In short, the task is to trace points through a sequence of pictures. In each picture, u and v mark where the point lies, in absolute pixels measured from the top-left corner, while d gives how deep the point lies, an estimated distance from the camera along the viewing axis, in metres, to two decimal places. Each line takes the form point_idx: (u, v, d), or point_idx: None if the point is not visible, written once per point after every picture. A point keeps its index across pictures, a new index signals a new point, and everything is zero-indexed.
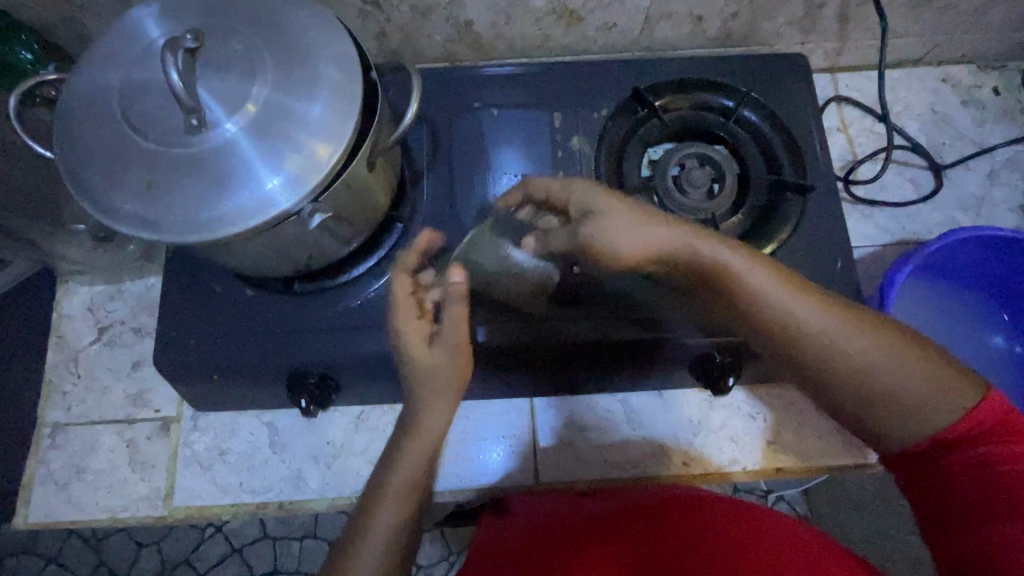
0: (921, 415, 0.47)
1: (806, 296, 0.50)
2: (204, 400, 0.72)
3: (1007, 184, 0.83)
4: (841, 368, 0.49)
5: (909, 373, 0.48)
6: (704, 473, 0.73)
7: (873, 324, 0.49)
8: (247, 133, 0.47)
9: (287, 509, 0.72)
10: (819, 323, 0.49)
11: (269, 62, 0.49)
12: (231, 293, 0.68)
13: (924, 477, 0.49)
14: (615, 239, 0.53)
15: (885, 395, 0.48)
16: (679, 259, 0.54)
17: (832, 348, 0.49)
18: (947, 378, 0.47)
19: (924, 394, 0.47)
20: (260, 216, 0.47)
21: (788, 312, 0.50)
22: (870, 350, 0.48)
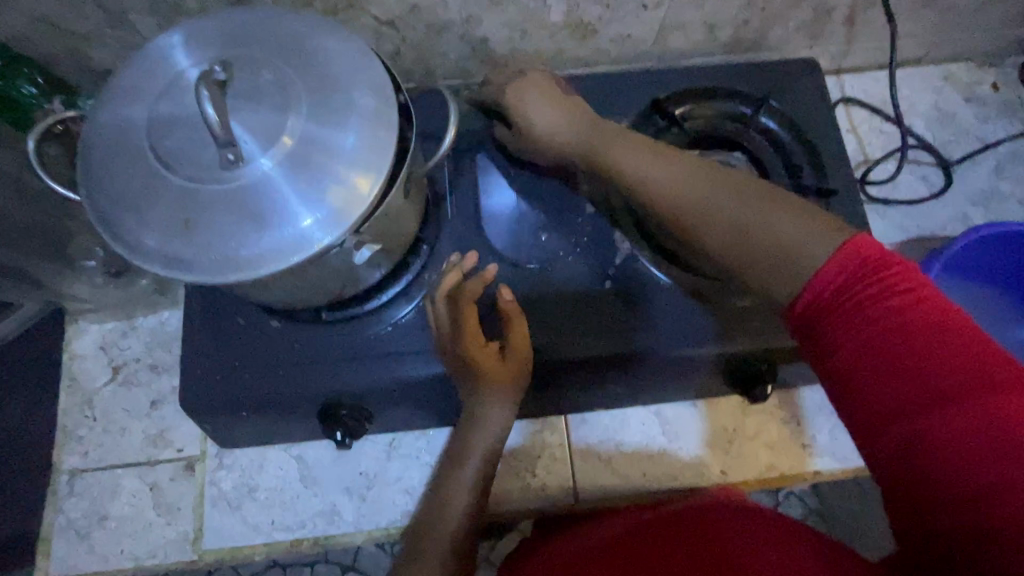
0: (797, 260, 0.42)
1: (690, 176, 0.51)
2: (231, 437, 0.69)
3: (1013, 177, 0.85)
4: (722, 229, 0.47)
5: (787, 223, 0.44)
6: (743, 480, 0.73)
7: (780, 204, 0.46)
8: (283, 166, 0.46)
9: (322, 545, 0.70)
10: (675, 185, 0.51)
11: (302, 91, 0.48)
12: (257, 326, 0.66)
13: (823, 373, 0.41)
14: (534, 114, 0.64)
15: (764, 259, 0.45)
16: (582, 133, 0.61)
17: (704, 209, 0.49)
18: (817, 227, 0.43)
19: (800, 240, 0.43)
20: (302, 252, 0.45)
21: (675, 189, 0.51)
22: (767, 220, 0.45)
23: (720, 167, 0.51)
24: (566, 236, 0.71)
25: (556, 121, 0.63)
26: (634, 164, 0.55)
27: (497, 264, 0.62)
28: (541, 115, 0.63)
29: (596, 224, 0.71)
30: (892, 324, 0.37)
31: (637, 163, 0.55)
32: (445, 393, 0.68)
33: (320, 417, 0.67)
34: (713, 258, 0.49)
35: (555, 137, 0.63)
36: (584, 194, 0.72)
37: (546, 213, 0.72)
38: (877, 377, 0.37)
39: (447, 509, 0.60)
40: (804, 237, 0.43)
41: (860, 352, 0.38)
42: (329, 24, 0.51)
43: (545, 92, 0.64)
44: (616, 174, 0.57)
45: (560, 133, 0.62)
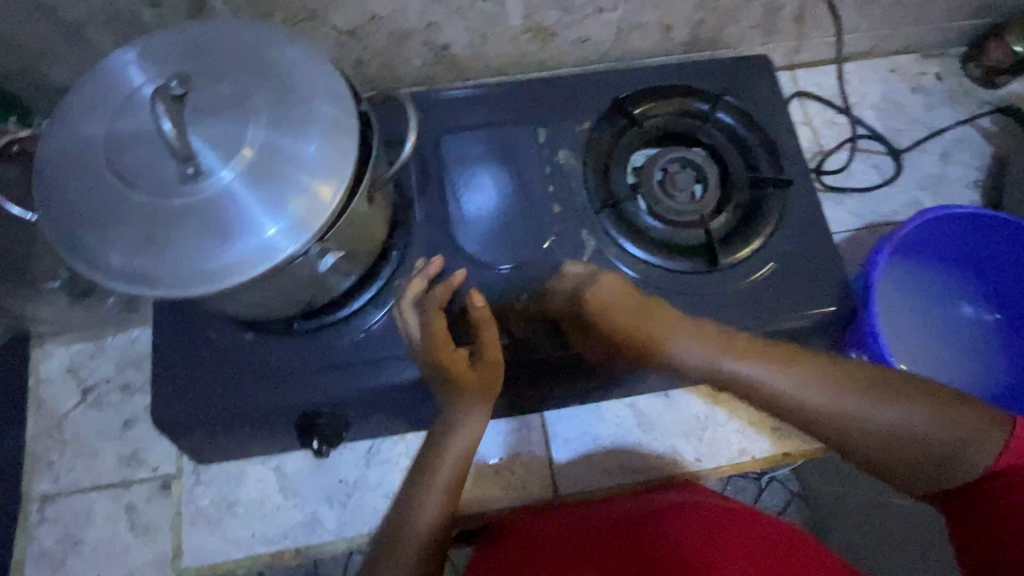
0: (953, 466, 0.51)
1: (842, 386, 0.54)
2: (206, 452, 0.69)
3: (960, 162, 0.89)
4: (903, 448, 0.52)
5: (918, 417, 0.51)
6: (717, 466, 0.75)
7: (884, 394, 0.53)
8: (245, 178, 0.46)
9: (304, 556, 0.69)
10: (832, 404, 0.53)
11: (261, 103, 0.48)
12: (229, 339, 0.66)
13: (949, 491, 0.53)
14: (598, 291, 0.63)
15: (928, 454, 0.51)
16: (717, 357, 0.57)
17: (875, 428, 0.52)
18: (970, 415, 0.51)
19: (932, 435, 0.51)
20: (266, 262, 0.46)
21: (850, 410, 0.52)
22: (890, 421, 0.52)
23: (862, 379, 0.54)
24: (534, 236, 0.72)
25: (687, 343, 0.58)
26: (797, 390, 0.54)
27: (464, 271, 0.64)
28: (603, 280, 0.63)
29: (564, 223, 0.72)
30: (1013, 499, 0.51)
31: (759, 371, 0.55)
32: (421, 397, 0.68)
33: (296, 428, 0.67)
34: (857, 452, 0.54)
35: (710, 362, 0.57)
36: (551, 194, 0.73)
37: (514, 215, 0.73)
38: (994, 509, 0.51)
39: (418, 510, 0.55)
40: (965, 443, 0.51)
41: (1007, 498, 0.51)
42: (286, 35, 0.52)
43: (615, 289, 0.62)
44: (709, 362, 0.57)
45: (706, 368, 0.57)
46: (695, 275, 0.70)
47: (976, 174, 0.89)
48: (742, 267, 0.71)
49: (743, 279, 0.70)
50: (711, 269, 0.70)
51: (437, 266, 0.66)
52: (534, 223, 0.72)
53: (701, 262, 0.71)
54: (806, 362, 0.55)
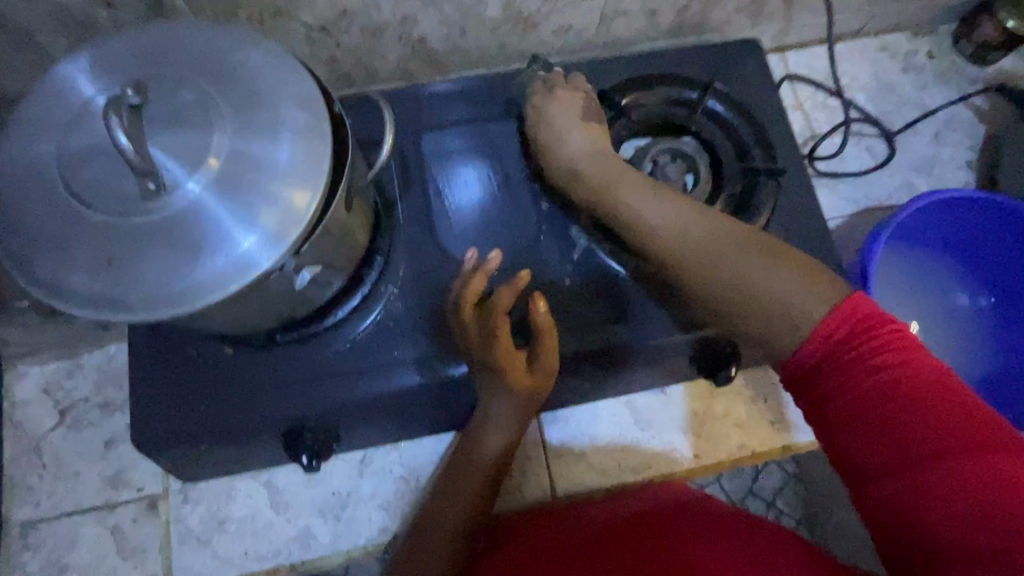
0: (793, 313, 0.48)
1: (725, 239, 0.55)
2: (192, 471, 0.67)
3: (952, 142, 0.88)
4: (731, 296, 0.53)
5: (788, 279, 0.50)
6: (717, 462, 0.74)
7: (776, 258, 0.52)
8: (212, 191, 0.43)
9: (299, 571, 0.68)
10: (697, 239, 0.56)
11: (225, 110, 0.45)
12: (209, 354, 0.64)
13: (810, 404, 0.46)
14: (564, 129, 0.66)
15: (763, 308, 0.50)
16: (597, 162, 0.64)
17: (749, 275, 0.52)
18: (815, 281, 0.49)
19: (796, 299, 0.49)
20: (239, 279, 0.43)
21: (713, 255, 0.54)
22: (781, 290, 0.50)
23: (732, 227, 0.56)
24: (522, 235, 0.70)
25: (650, 199, 0.60)
26: (711, 250, 0.55)
27: (527, 272, 0.60)
28: (565, 128, 0.66)
29: (552, 221, 0.70)
30: (890, 383, 0.42)
31: (644, 203, 0.60)
32: (413, 405, 0.66)
33: (284, 442, 0.65)
34: (704, 295, 0.55)
35: (650, 219, 0.59)
36: (538, 191, 0.71)
37: (501, 213, 0.70)
38: (920, 433, 0.40)
39: (448, 511, 0.61)
40: (812, 302, 0.48)
41: (847, 403, 0.43)
42: (249, 36, 0.49)
43: (565, 98, 0.68)
44: (660, 220, 0.59)
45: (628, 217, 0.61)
46: None
47: (968, 154, 0.87)
48: None
49: None
50: None
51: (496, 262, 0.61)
52: (522, 222, 0.70)
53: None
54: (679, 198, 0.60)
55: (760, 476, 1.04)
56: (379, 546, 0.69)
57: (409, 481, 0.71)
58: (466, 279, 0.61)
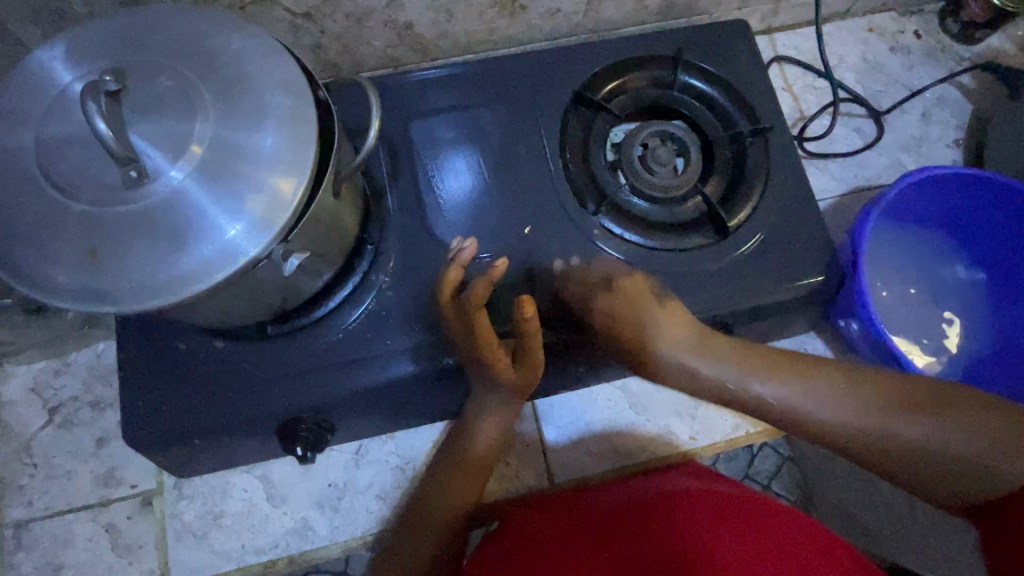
0: (984, 465, 0.50)
1: (842, 397, 0.55)
2: (186, 466, 0.66)
3: (940, 121, 0.88)
4: (933, 465, 0.51)
5: (920, 428, 0.52)
6: (713, 443, 0.75)
7: (910, 400, 0.53)
8: (196, 179, 0.43)
9: (298, 563, 0.68)
10: (830, 412, 0.54)
11: (207, 96, 0.44)
12: (200, 348, 0.63)
13: (983, 514, 0.52)
14: (662, 330, 0.61)
15: (930, 465, 0.51)
16: (641, 319, 0.61)
17: (909, 441, 0.52)
18: (988, 425, 0.50)
19: (962, 450, 0.50)
20: (227, 268, 0.42)
21: (899, 431, 0.52)
22: (917, 432, 0.51)
23: (841, 369, 0.57)
24: (515, 220, 0.69)
25: (769, 388, 0.57)
26: (870, 426, 0.53)
27: (506, 260, 0.54)
28: (657, 327, 0.61)
29: (544, 206, 0.70)
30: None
31: (716, 369, 0.59)
32: (409, 394, 0.66)
33: (279, 435, 0.65)
34: (847, 453, 0.55)
35: (783, 406, 0.56)
36: (529, 176, 0.71)
37: (493, 200, 0.70)
38: None
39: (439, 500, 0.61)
40: (986, 448, 0.50)
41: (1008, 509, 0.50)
42: (229, 19, 0.48)
43: (630, 296, 0.62)
44: (786, 400, 0.56)
45: (726, 391, 0.59)
46: (710, 247, 0.69)
47: (956, 132, 0.88)
48: (729, 240, 0.69)
49: (730, 253, 0.69)
50: (723, 237, 0.69)
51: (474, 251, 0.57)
52: (514, 209, 0.70)
53: (707, 234, 0.69)
54: (752, 352, 0.60)
55: (755, 458, 1.05)
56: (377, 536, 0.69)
57: (406, 471, 0.71)
58: (445, 269, 0.58)
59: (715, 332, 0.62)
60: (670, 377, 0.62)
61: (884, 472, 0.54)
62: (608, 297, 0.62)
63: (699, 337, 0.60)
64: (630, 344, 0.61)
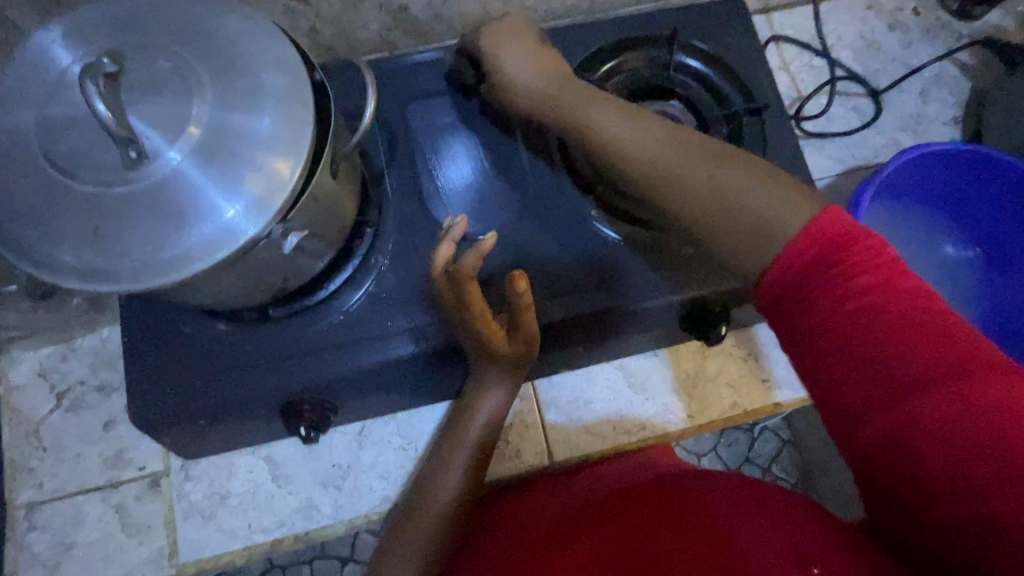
0: (770, 234, 0.44)
1: (736, 165, 0.49)
2: (192, 448, 0.67)
3: (938, 99, 0.88)
4: (736, 225, 0.46)
5: (768, 199, 0.46)
6: (710, 420, 0.75)
7: (750, 168, 0.48)
8: (195, 159, 0.43)
9: (303, 541, 0.69)
10: (650, 152, 0.53)
11: (204, 77, 0.45)
12: (204, 331, 0.64)
13: (816, 367, 0.40)
14: (512, 62, 0.63)
15: (750, 222, 0.46)
16: (557, 97, 0.61)
17: (724, 197, 0.47)
18: (791, 192, 0.46)
19: (771, 220, 0.45)
20: (227, 247, 0.43)
21: (717, 184, 0.48)
22: (759, 203, 0.46)
23: (727, 149, 0.51)
24: (513, 202, 0.70)
25: (624, 121, 0.56)
26: (679, 184, 0.50)
27: (494, 233, 0.52)
28: (510, 58, 0.63)
29: (541, 188, 0.70)
30: (889, 330, 0.37)
31: (606, 118, 0.57)
32: (410, 375, 0.67)
33: (282, 416, 0.66)
34: (673, 211, 0.51)
35: (613, 136, 0.55)
36: (526, 158, 0.71)
37: (491, 181, 0.70)
38: (908, 357, 0.36)
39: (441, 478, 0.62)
40: (792, 221, 0.44)
41: (861, 329, 0.38)
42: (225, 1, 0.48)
43: (580, 88, 0.60)
44: (628, 141, 0.54)
45: (597, 141, 0.57)
46: None
47: (953, 110, 0.88)
48: None
49: None
50: None
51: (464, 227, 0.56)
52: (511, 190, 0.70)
53: None
54: (632, 109, 0.57)
55: None
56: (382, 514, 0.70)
57: (408, 451, 0.72)
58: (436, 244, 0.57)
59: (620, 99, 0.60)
60: (580, 133, 0.58)
61: (714, 254, 0.49)
62: (490, 28, 0.65)
63: (601, 104, 0.58)
64: (550, 100, 0.61)
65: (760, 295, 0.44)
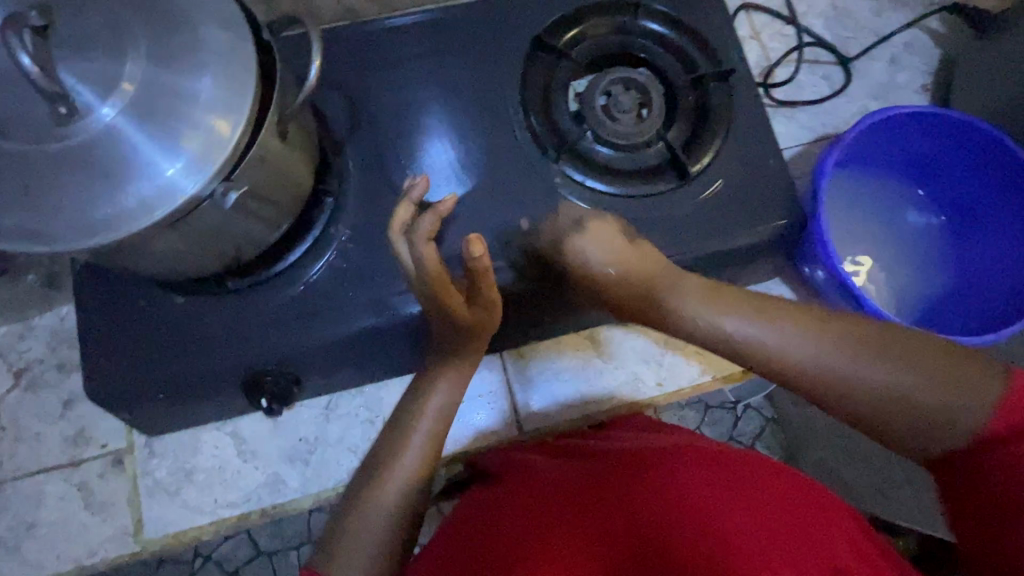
0: (949, 425, 0.42)
1: (877, 355, 0.44)
2: (154, 424, 0.66)
3: (908, 67, 0.87)
4: (876, 401, 0.44)
5: (966, 405, 0.42)
6: (679, 389, 0.76)
7: (917, 353, 0.44)
8: (130, 116, 0.42)
9: (270, 515, 0.69)
10: (812, 358, 0.46)
11: (138, 31, 0.43)
12: (161, 304, 0.63)
13: (976, 507, 0.43)
14: (590, 248, 0.56)
15: (918, 413, 0.43)
16: (638, 292, 0.55)
17: (853, 385, 0.44)
18: (963, 374, 0.43)
19: (955, 410, 0.42)
20: (166, 206, 0.42)
21: (851, 371, 0.45)
22: (879, 380, 0.44)
23: (864, 327, 0.46)
24: (477, 172, 0.69)
25: (740, 323, 0.49)
26: (816, 365, 0.45)
27: (452, 196, 0.55)
28: (596, 246, 0.56)
29: (506, 156, 0.69)
30: None
31: (739, 325, 0.49)
32: (374, 346, 0.66)
33: (244, 389, 0.65)
34: (834, 416, 0.47)
35: (735, 334, 0.49)
36: (490, 127, 0.70)
37: (455, 150, 0.69)
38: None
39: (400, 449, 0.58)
40: (963, 403, 0.42)
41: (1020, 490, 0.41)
42: None
43: (603, 229, 0.57)
44: (750, 340, 0.48)
45: (720, 347, 0.50)
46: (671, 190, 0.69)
47: (924, 79, 0.87)
48: (692, 186, 0.69)
49: (693, 198, 0.69)
50: (685, 181, 0.69)
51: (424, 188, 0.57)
52: (475, 159, 0.69)
53: (670, 178, 0.69)
54: (710, 283, 0.53)
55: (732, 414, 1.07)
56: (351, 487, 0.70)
57: (376, 424, 0.72)
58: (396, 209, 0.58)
59: (724, 285, 0.53)
60: (665, 326, 0.54)
61: (874, 437, 0.46)
62: (573, 228, 0.58)
63: (677, 283, 0.53)
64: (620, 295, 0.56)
65: (922, 460, 0.45)
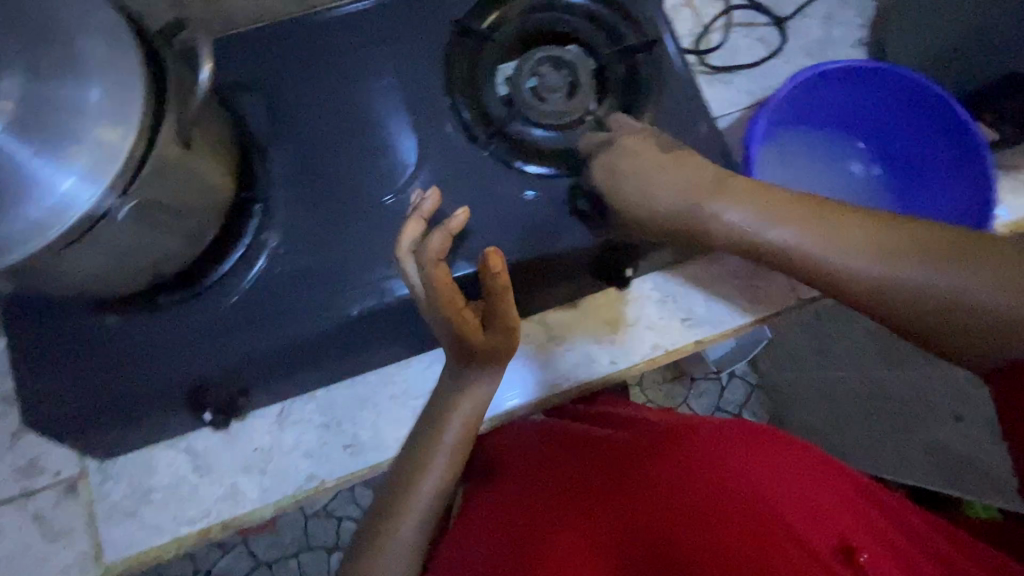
0: (985, 314, 0.51)
1: (954, 251, 0.53)
2: (104, 447, 0.66)
3: (842, 23, 0.86)
4: (929, 305, 0.53)
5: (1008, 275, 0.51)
6: (634, 365, 0.76)
7: (955, 245, 0.53)
8: (12, 135, 0.41)
9: (233, 526, 0.69)
10: (879, 263, 0.55)
11: (11, 45, 0.42)
12: (96, 327, 0.62)
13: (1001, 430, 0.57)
14: (647, 159, 0.63)
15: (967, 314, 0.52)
16: (683, 222, 0.63)
17: (908, 283, 0.53)
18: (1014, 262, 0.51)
19: (986, 298, 0.51)
20: (61, 224, 0.41)
21: (907, 278, 0.53)
22: (924, 275, 0.53)
23: (912, 228, 0.55)
24: (407, 164, 0.67)
25: (790, 233, 0.58)
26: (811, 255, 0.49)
27: (463, 209, 0.57)
28: (666, 177, 0.63)
29: (435, 147, 0.68)
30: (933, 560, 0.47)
31: (788, 235, 0.58)
32: (318, 351, 0.65)
33: (190, 402, 0.64)
34: (879, 316, 0.56)
35: (797, 246, 0.58)
36: (416, 118, 0.69)
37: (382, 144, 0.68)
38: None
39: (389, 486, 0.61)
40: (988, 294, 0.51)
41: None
42: None
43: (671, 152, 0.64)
44: (813, 251, 0.57)
45: (745, 243, 0.60)
46: None
47: (859, 32, 0.86)
48: None
49: None
50: None
51: (433, 202, 0.60)
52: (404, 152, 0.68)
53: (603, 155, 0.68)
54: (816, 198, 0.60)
55: None
56: (314, 490, 0.70)
57: (331, 427, 0.71)
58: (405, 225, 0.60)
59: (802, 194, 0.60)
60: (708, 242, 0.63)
61: (922, 340, 0.56)
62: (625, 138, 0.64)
63: (767, 198, 0.60)
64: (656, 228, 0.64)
65: (929, 348, 0.56)
